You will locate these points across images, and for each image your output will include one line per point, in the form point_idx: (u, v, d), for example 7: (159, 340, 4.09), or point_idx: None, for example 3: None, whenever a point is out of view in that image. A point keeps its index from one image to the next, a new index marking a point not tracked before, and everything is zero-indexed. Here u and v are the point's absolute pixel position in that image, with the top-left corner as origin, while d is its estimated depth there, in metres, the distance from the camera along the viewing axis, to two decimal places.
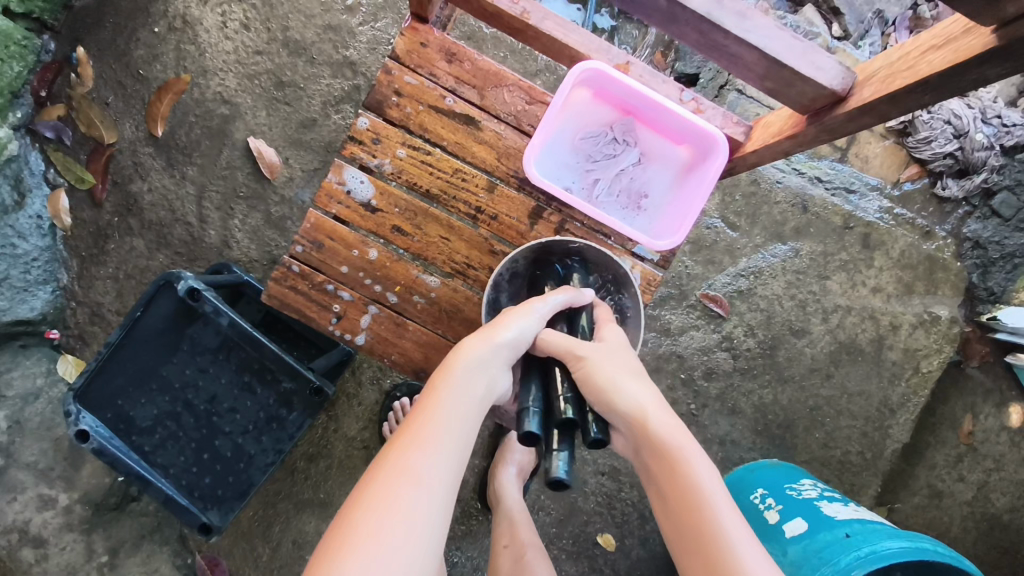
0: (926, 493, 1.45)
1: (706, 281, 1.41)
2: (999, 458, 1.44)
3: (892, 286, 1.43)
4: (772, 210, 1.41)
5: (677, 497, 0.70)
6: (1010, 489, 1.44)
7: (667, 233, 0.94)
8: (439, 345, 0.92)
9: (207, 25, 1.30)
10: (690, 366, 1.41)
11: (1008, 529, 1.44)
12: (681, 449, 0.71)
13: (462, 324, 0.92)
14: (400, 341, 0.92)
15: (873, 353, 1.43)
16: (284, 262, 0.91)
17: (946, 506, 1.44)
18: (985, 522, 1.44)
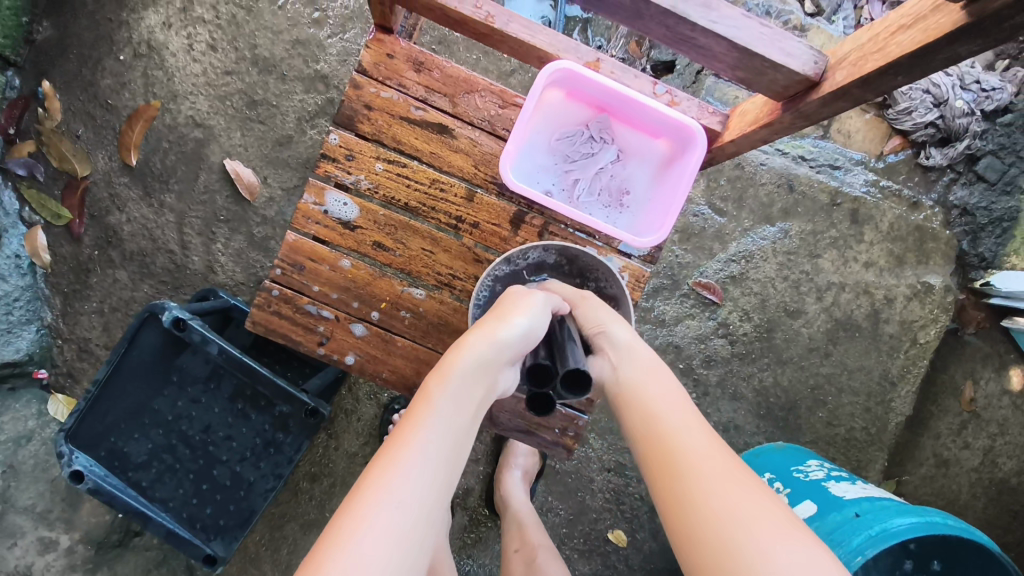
0: (933, 463, 1.45)
1: (698, 268, 1.40)
2: (1002, 422, 1.44)
3: (884, 259, 1.42)
4: (758, 192, 1.40)
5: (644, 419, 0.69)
6: (1016, 452, 1.44)
7: (651, 229, 0.93)
8: (430, 359, 0.91)
9: (173, 48, 1.28)
10: (688, 355, 1.40)
11: (1016, 492, 1.44)
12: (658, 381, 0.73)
13: (452, 336, 0.91)
14: (390, 357, 0.91)
15: (870, 328, 1.43)
16: (265, 287, 0.89)
17: (954, 475, 1.44)
18: (993, 488, 1.44)
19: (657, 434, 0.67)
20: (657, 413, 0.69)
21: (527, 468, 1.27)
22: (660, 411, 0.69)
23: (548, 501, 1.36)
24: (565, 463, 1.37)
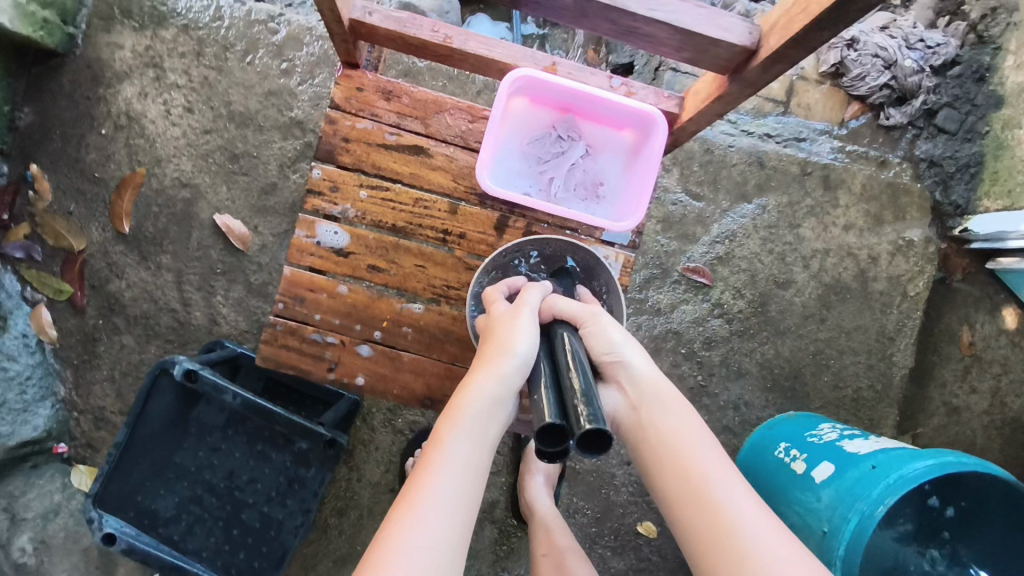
0: (944, 412, 1.47)
1: (684, 254, 1.43)
2: (1004, 361, 1.47)
3: (862, 220, 1.46)
4: (730, 173, 1.45)
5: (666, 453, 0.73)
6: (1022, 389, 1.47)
7: (629, 214, 0.97)
8: (437, 371, 0.94)
9: (152, 116, 1.33)
10: (688, 340, 1.43)
11: None
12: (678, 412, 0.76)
13: (456, 345, 0.94)
14: (398, 373, 0.93)
15: (860, 288, 1.46)
16: (270, 322, 0.92)
17: (967, 421, 1.46)
18: (1007, 427, 1.46)
19: (679, 464, 0.71)
20: (681, 444, 0.73)
21: (549, 473, 1.27)
22: (686, 450, 0.72)
23: (574, 503, 1.37)
24: (585, 462, 1.39)
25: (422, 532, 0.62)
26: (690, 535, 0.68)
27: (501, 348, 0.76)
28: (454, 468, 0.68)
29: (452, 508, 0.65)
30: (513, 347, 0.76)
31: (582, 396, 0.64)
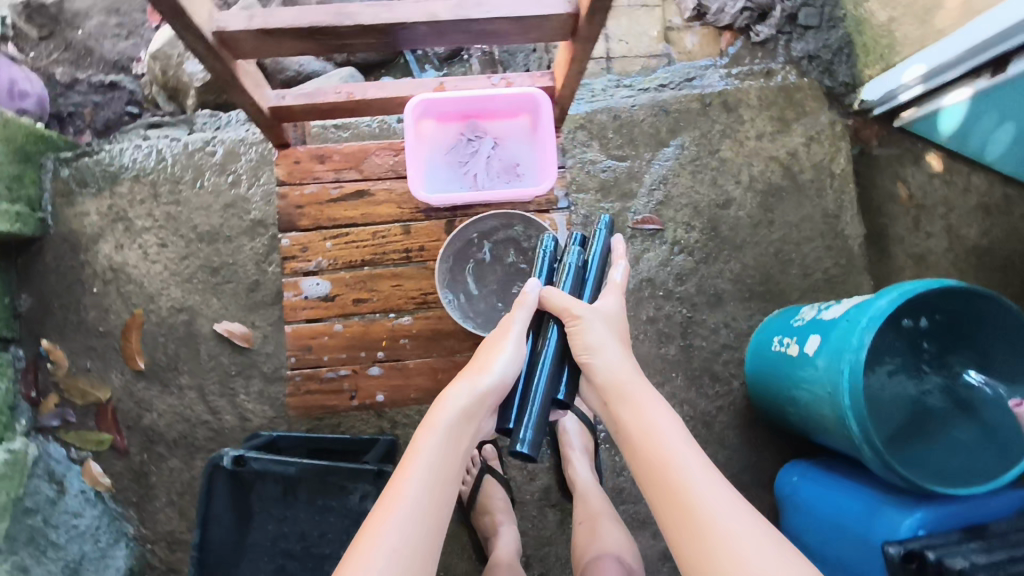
0: (911, 260, 1.65)
1: (629, 211, 1.56)
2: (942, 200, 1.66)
3: (770, 126, 1.61)
4: (642, 128, 1.60)
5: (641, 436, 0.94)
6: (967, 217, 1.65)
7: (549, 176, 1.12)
8: (433, 361, 1.34)
9: (133, 261, 1.47)
10: (662, 282, 1.55)
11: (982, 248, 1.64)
12: (647, 404, 0.96)
13: (439, 339, 1.34)
14: (408, 373, 1.34)
15: (791, 184, 1.60)
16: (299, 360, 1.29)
17: (934, 259, 1.64)
18: (966, 252, 1.64)
19: (645, 444, 0.92)
20: (649, 428, 0.94)
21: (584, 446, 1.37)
22: (655, 431, 0.93)
23: (617, 462, 1.47)
24: None
25: (414, 482, 0.86)
26: (659, 500, 0.87)
27: (487, 358, 1.02)
28: (443, 441, 0.92)
29: (438, 465, 0.90)
30: (496, 356, 1.02)
31: (533, 430, 0.99)
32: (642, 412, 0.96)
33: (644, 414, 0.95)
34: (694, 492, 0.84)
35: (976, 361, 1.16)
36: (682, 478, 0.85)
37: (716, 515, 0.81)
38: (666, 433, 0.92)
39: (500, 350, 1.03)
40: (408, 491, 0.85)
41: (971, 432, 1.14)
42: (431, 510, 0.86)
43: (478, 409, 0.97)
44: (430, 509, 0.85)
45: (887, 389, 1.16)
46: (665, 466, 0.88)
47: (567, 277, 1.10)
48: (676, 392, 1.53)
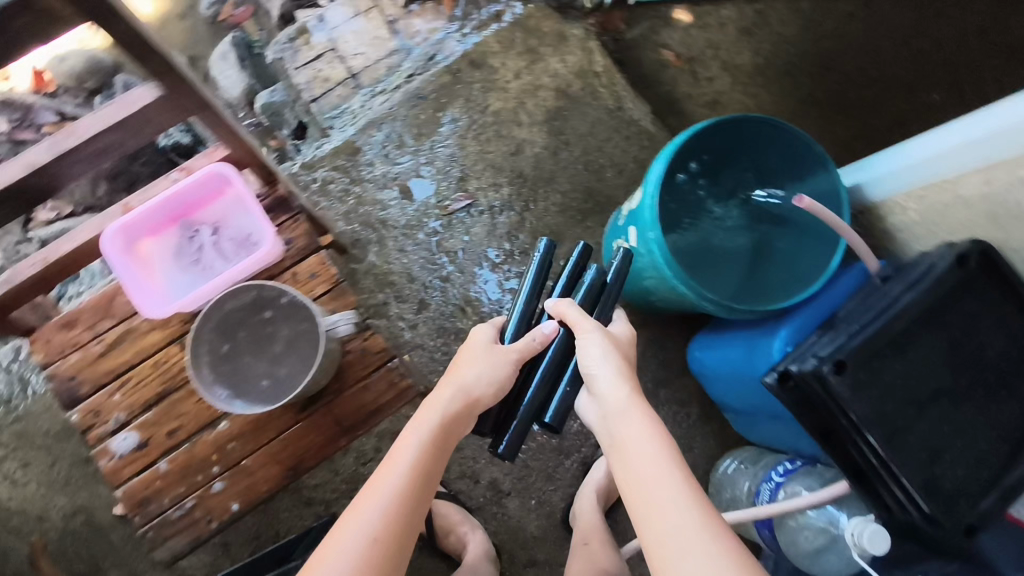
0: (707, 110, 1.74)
1: (437, 200, 1.57)
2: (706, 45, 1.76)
3: (521, 62, 1.64)
4: (411, 121, 1.60)
5: (623, 444, 0.89)
6: (733, 50, 1.76)
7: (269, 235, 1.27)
8: (274, 449, 1.31)
9: (6, 494, 1.42)
10: (500, 246, 1.56)
11: (756, 70, 1.76)
12: (631, 412, 0.91)
13: (268, 425, 1.31)
14: (253, 472, 1.31)
15: (567, 102, 1.64)
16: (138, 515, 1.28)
17: (726, 99, 1.75)
18: (747, 78, 1.76)
19: (626, 459, 0.87)
20: (631, 438, 0.88)
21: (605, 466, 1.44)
22: (633, 443, 0.87)
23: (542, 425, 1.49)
24: None
25: (382, 495, 0.89)
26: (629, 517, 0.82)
27: (474, 365, 1.02)
28: (421, 445, 0.96)
29: (415, 467, 0.93)
30: (481, 360, 1.03)
31: (516, 427, 1.05)
32: (624, 423, 0.90)
33: (627, 426, 0.90)
34: (661, 496, 0.80)
35: (756, 178, 1.24)
36: (654, 482, 0.82)
37: (676, 524, 0.76)
38: (642, 444, 0.86)
39: (489, 356, 1.03)
40: (372, 507, 0.87)
41: (790, 233, 1.23)
42: (397, 505, 0.89)
43: (459, 418, 1.00)
44: (395, 504, 0.89)
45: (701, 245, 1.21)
46: (637, 466, 0.85)
47: (580, 292, 1.08)
48: None
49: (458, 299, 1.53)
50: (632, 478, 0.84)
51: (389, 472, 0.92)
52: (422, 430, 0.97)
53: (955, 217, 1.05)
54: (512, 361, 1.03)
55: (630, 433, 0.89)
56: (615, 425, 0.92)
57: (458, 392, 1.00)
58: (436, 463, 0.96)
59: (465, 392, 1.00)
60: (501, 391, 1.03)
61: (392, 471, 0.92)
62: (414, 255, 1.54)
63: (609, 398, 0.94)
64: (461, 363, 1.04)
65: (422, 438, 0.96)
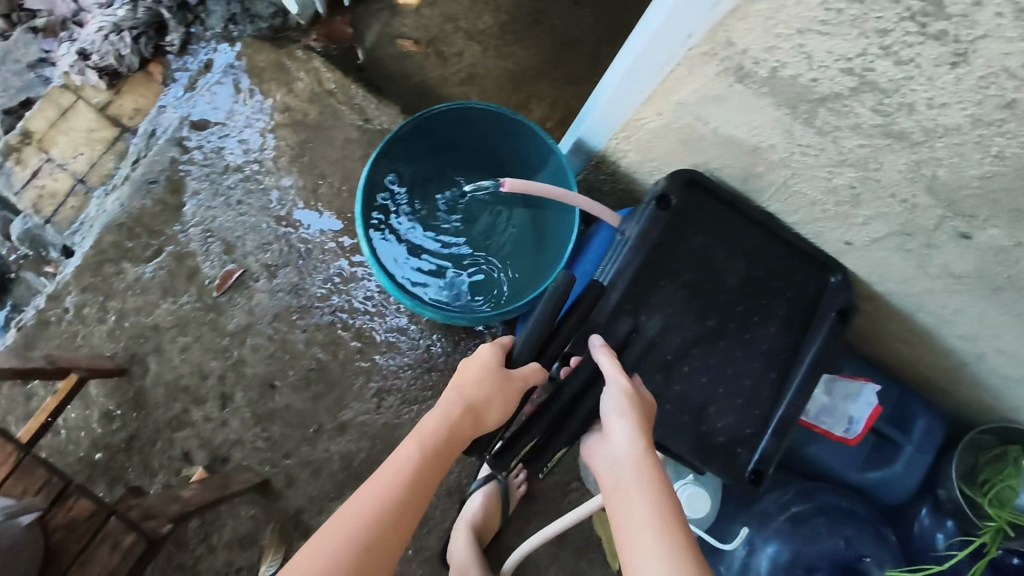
0: (465, 87, 1.62)
1: (205, 286, 1.44)
2: (443, 21, 1.62)
3: (247, 107, 1.50)
4: (147, 211, 1.44)
5: (623, 495, 0.68)
6: (471, 17, 1.63)
7: None
8: None
9: None
10: (289, 309, 1.45)
11: (502, 30, 1.64)
12: (638, 457, 0.71)
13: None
14: None
15: (309, 133, 1.51)
16: None
17: (483, 68, 1.62)
18: (496, 41, 1.63)
19: (623, 518, 0.66)
20: (631, 489, 0.68)
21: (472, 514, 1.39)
22: (632, 498, 0.67)
23: None
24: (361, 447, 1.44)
25: (320, 553, 0.66)
26: None
27: (483, 383, 0.82)
28: (420, 451, 0.76)
29: (376, 509, 0.70)
30: (489, 376, 0.82)
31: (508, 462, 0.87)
32: (631, 470, 0.70)
33: (627, 476, 0.70)
34: (664, 549, 0.62)
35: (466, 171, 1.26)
36: (654, 528, 0.64)
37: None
38: (641, 501, 0.67)
39: (492, 376, 0.83)
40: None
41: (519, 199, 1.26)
42: (364, 523, 0.69)
43: (458, 432, 0.79)
44: (366, 523, 0.69)
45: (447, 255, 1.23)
46: (630, 500, 0.67)
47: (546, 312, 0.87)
48: (386, 375, 1.46)
49: (258, 378, 1.43)
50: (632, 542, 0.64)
51: (327, 528, 0.69)
52: (394, 476, 0.73)
53: (661, 149, 0.96)
54: (521, 385, 0.84)
55: (632, 483, 0.69)
56: (617, 470, 0.72)
57: (462, 402, 0.80)
58: (430, 479, 0.75)
59: (473, 408, 0.80)
60: (508, 410, 0.83)
61: (331, 525, 0.68)
62: (201, 351, 1.43)
63: (626, 444, 0.74)
64: (471, 377, 0.83)
65: (384, 484, 0.72)
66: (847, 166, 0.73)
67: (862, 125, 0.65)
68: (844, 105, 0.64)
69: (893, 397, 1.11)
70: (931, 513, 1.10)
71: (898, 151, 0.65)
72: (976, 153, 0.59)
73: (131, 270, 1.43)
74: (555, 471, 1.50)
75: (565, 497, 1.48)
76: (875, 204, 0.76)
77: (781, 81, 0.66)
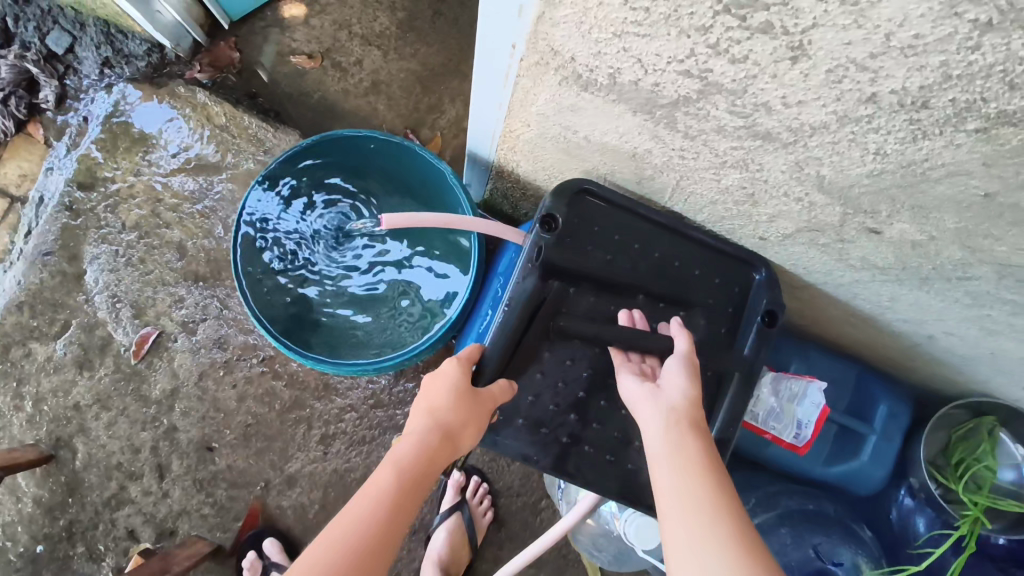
0: (371, 97, 1.46)
1: (121, 355, 1.35)
2: (336, 27, 1.47)
3: (137, 157, 1.39)
4: (46, 285, 1.35)
5: (672, 458, 0.62)
6: (366, 18, 1.47)
7: None
8: None
9: None
10: (215, 366, 1.37)
11: (403, 27, 1.48)
12: (690, 421, 0.65)
13: None
14: None
15: (208, 175, 1.40)
16: None
17: (387, 75, 1.46)
18: (398, 40, 1.47)
19: (675, 483, 0.60)
20: (683, 454, 0.62)
21: (435, 547, 1.35)
22: (685, 464, 0.61)
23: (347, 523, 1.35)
24: (312, 498, 1.37)
25: None
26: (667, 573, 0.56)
27: (457, 406, 0.73)
28: (399, 478, 0.67)
29: (360, 540, 0.62)
30: (461, 396, 0.73)
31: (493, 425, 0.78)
32: (680, 432, 0.64)
33: (678, 437, 0.63)
34: (712, 500, 0.58)
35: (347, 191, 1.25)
36: (700, 477, 0.60)
37: (710, 538, 0.55)
38: (695, 466, 0.61)
39: (464, 398, 0.74)
40: None
41: (403, 200, 1.25)
42: (342, 556, 0.60)
43: (437, 459, 0.70)
44: (347, 555, 0.61)
45: (368, 279, 1.26)
46: (675, 449, 0.62)
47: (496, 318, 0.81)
48: (328, 420, 1.38)
49: (193, 443, 1.36)
50: (683, 509, 0.58)
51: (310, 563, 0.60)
52: (375, 504, 0.65)
53: (547, 159, 0.87)
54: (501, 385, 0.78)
55: (684, 446, 0.62)
56: (663, 428, 0.65)
57: (436, 425, 0.71)
58: (411, 508, 0.67)
59: (450, 432, 0.71)
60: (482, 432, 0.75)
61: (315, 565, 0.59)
62: (129, 424, 1.35)
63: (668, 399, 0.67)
64: (447, 387, 0.74)
65: (368, 513, 0.64)
66: (730, 168, 0.62)
67: (726, 127, 0.54)
68: (698, 108, 0.53)
69: (849, 381, 1.02)
70: (910, 495, 1.01)
71: (774, 151, 0.54)
72: (854, 151, 0.48)
73: (41, 349, 1.34)
74: (523, 491, 1.43)
75: (536, 517, 1.41)
76: (773, 203, 0.65)
77: (625, 87, 0.55)
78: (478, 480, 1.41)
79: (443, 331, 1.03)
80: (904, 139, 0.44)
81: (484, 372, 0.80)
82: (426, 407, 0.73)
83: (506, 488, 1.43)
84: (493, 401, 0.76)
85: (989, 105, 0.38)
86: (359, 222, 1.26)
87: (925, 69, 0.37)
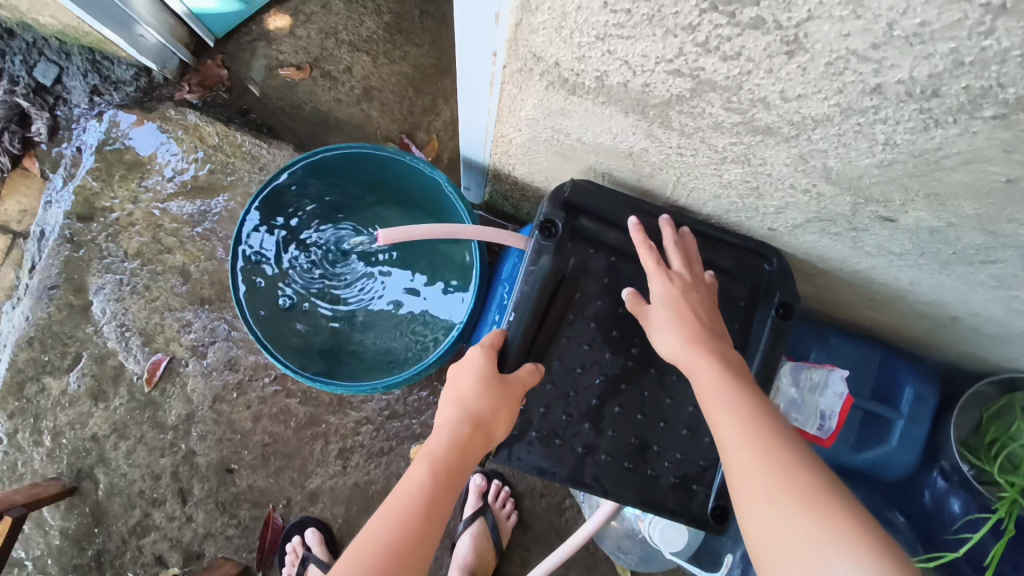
0: (363, 103, 1.44)
1: (133, 383, 1.35)
2: (322, 34, 1.44)
3: (133, 183, 1.38)
4: (54, 318, 1.35)
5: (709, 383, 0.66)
6: (352, 23, 1.44)
7: None
8: None
9: None
10: (229, 387, 1.37)
11: (390, 29, 1.44)
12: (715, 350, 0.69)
13: None
14: None
15: (205, 196, 1.39)
16: None
17: (378, 80, 1.43)
18: (386, 43, 1.44)
19: (719, 404, 0.64)
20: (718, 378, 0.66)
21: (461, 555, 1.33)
22: (723, 385, 0.65)
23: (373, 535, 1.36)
24: (336, 513, 1.37)
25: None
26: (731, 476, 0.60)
27: (485, 393, 0.71)
28: (432, 472, 0.65)
29: (402, 536, 0.60)
30: (488, 383, 0.72)
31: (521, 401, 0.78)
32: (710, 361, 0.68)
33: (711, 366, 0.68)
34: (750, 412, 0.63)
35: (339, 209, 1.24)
36: (747, 449, 0.59)
37: (760, 441, 0.60)
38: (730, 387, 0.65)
39: (492, 385, 0.73)
40: None
41: (397, 208, 1.24)
42: (384, 554, 0.58)
43: (471, 449, 0.68)
44: (382, 555, 0.58)
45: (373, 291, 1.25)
46: (709, 379, 0.67)
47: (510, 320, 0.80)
48: (345, 434, 1.37)
49: (213, 465, 1.36)
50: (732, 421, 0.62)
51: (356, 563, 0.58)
52: (414, 499, 0.63)
53: (542, 161, 0.84)
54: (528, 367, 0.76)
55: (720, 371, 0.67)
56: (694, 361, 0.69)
57: (465, 413, 0.69)
58: (447, 502, 0.64)
59: (481, 421, 0.70)
60: (513, 417, 0.73)
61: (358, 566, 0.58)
62: (147, 451, 1.35)
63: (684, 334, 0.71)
64: (473, 376, 0.73)
65: (408, 506, 0.62)
66: (730, 163, 0.59)
67: (723, 124, 0.51)
68: (692, 106, 0.50)
69: (868, 363, 0.99)
70: (943, 477, 0.98)
71: (776, 145, 0.51)
72: (862, 142, 0.45)
73: (54, 382, 1.34)
74: (546, 492, 1.41)
75: (561, 517, 1.39)
76: (780, 195, 0.62)
77: (613, 89, 0.52)
78: (499, 484, 1.41)
79: (453, 338, 1.01)
80: (915, 129, 0.41)
81: (509, 359, 0.79)
82: (454, 399, 0.71)
83: (529, 491, 1.42)
84: (524, 384, 0.75)
85: (1007, 90, 0.34)
86: (356, 239, 1.25)
87: (932, 57, 0.34)
